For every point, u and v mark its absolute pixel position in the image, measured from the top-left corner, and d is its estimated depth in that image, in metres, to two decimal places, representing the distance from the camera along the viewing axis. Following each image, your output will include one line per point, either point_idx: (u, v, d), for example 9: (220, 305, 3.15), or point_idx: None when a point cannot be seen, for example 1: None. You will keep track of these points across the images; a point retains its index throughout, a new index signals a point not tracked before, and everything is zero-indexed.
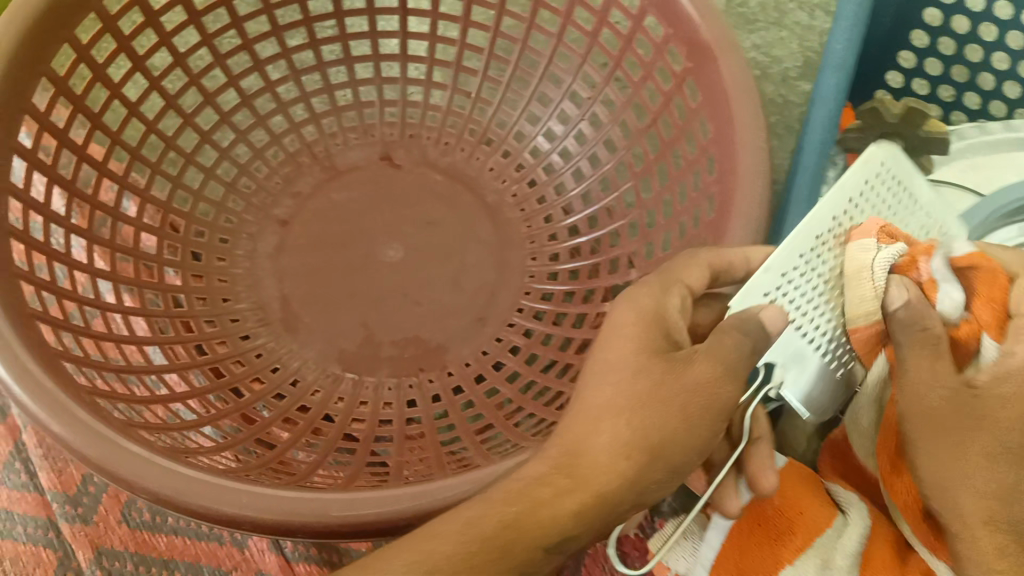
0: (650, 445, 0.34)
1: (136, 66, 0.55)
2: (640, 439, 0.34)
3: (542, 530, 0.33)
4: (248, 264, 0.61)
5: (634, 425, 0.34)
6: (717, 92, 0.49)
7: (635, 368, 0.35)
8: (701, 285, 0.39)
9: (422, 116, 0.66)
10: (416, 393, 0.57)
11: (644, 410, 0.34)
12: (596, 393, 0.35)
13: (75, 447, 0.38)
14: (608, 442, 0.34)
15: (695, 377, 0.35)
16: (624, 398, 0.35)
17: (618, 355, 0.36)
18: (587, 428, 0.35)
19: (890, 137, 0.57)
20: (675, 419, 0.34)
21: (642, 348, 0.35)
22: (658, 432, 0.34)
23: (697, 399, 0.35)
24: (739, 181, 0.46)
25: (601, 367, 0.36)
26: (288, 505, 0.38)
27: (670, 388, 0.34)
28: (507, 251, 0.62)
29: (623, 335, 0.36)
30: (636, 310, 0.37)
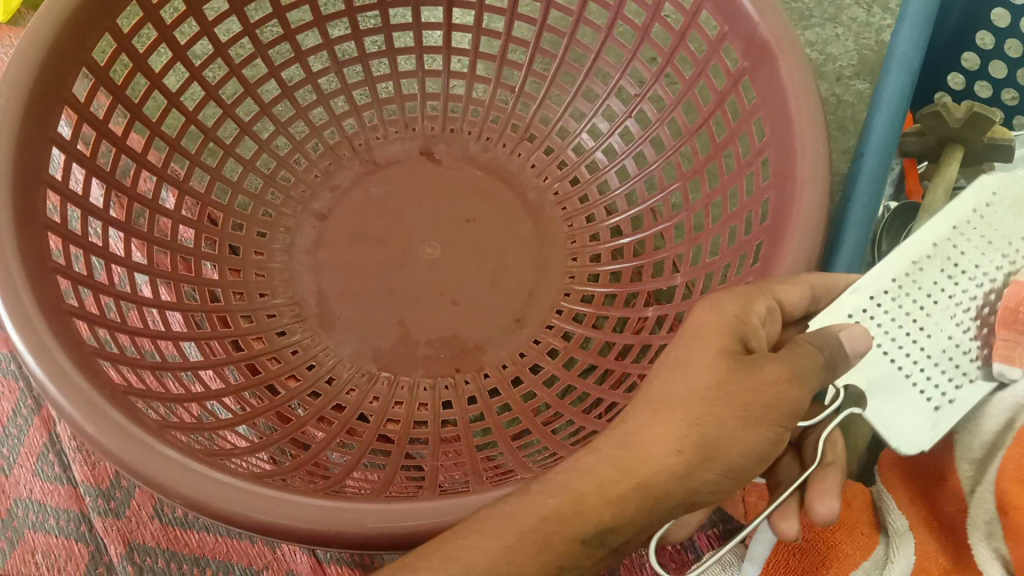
0: (704, 443, 0.32)
1: (177, 56, 0.54)
2: (694, 437, 0.32)
3: (588, 554, 0.32)
4: (286, 258, 0.60)
5: (694, 421, 0.32)
6: (776, 94, 0.46)
7: (709, 368, 0.33)
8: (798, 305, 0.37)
9: (464, 110, 0.65)
10: (452, 394, 0.56)
11: (707, 411, 0.32)
12: (660, 388, 0.34)
13: (110, 450, 0.37)
14: (654, 432, 0.32)
15: (766, 380, 0.32)
16: (689, 398, 0.33)
17: (691, 352, 0.34)
18: (643, 421, 0.33)
19: (951, 143, 0.55)
20: (734, 421, 0.32)
21: (717, 348, 0.33)
22: (717, 430, 0.32)
23: (761, 403, 0.32)
24: (797, 188, 0.43)
25: (672, 362, 0.34)
26: (323, 515, 0.37)
27: (737, 389, 0.32)
28: (547, 252, 0.61)
29: (702, 333, 0.34)
30: (718, 310, 0.35)
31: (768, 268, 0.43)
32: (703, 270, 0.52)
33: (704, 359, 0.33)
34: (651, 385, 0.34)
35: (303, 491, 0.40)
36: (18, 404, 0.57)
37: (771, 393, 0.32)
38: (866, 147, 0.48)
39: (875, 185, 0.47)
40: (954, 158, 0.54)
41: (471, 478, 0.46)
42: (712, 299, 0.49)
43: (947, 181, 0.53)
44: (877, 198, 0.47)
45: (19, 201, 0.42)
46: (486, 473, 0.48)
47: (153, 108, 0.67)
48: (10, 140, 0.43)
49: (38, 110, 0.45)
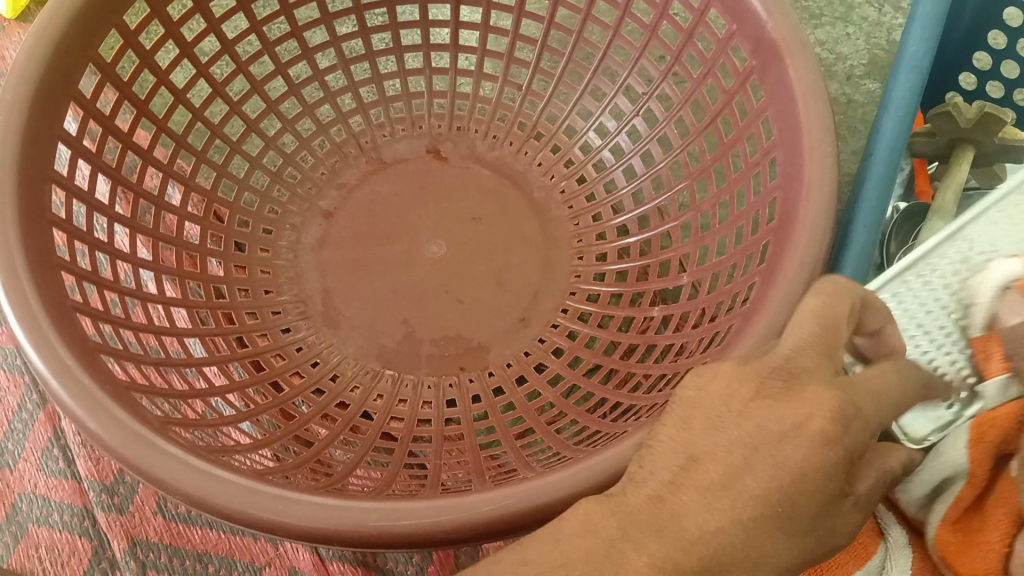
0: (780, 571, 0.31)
1: (184, 53, 0.54)
2: (775, 564, 0.30)
3: None
4: (292, 256, 0.60)
5: (771, 563, 0.30)
6: (784, 95, 0.46)
7: (821, 494, 0.31)
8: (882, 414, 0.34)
9: (471, 109, 0.65)
10: (456, 392, 0.56)
11: (798, 538, 0.31)
12: (756, 499, 0.30)
13: (112, 446, 0.37)
14: (743, 544, 0.29)
15: (850, 519, 0.32)
16: (791, 518, 0.30)
17: (806, 466, 0.30)
18: (735, 532, 0.29)
19: (961, 144, 0.54)
20: (810, 553, 0.31)
21: (836, 479, 0.31)
22: (799, 557, 0.31)
23: (836, 539, 0.32)
24: (804, 189, 0.43)
25: (777, 471, 0.30)
26: (324, 514, 0.37)
27: (827, 524, 0.32)
28: (553, 251, 0.60)
29: (822, 447, 0.30)
30: (841, 421, 0.31)
31: (773, 267, 0.43)
32: (710, 269, 0.51)
33: (817, 484, 0.30)
34: (743, 493, 0.30)
35: (304, 488, 0.40)
36: (23, 399, 0.57)
37: (847, 528, 0.32)
38: (875, 149, 0.47)
39: (883, 184, 0.47)
40: (965, 159, 0.54)
41: (475, 478, 0.46)
42: (718, 298, 0.49)
43: (958, 183, 0.53)
44: (886, 201, 0.47)
45: (24, 195, 0.42)
46: (489, 472, 0.48)
47: (161, 105, 0.67)
48: (16, 134, 0.43)
49: (45, 104, 0.45)
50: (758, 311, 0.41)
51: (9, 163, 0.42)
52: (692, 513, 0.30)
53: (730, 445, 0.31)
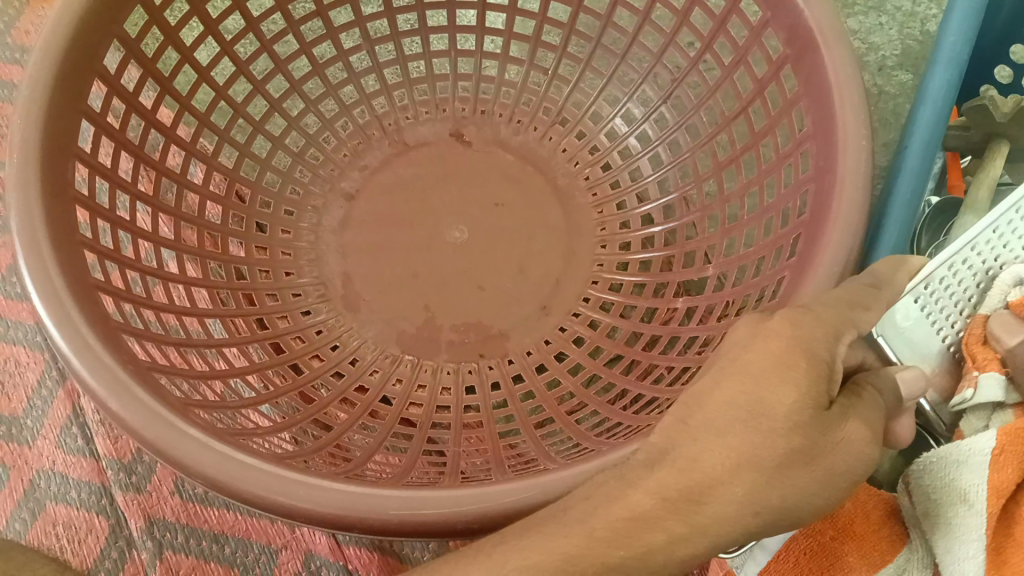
0: (781, 501, 0.30)
1: (208, 31, 0.53)
2: (774, 494, 0.30)
3: None
4: (314, 237, 0.60)
5: (772, 483, 0.30)
6: (818, 86, 0.45)
7: (799, 416, 0.30)
8: (845, 324, 0.33)
9: (496, 92, 0.64)
10: (475, 379, 0.55)
11: (791, 467, 0.30)
12: (733, 427, 0.30)
13: (135, 427, 0.37)
14: (727, 476, 0.30)
15: (857, 439, 0.31)
16: (773, 446, 0.30)
17: (770, 385, 0.31)
18: (718, 461, 0.30)
19: (998, 139, 0.53)
20: (818, 477, 0.30)
21: (810, 395, 0.30)
22: (800, 485, 0.30)
23: (846, 464, 0.31)
24: (837, 182, 0.42)
25: (749, 396, 0.31)
26: (345, 500, 0.36)
27: (826, 444, 0.31)
28: (576, 239, 0.60)
29: (783, 367, 0.31)
30: (804, 341, 0.31)
31: (806, 260, 0.42)
32: (737, 262, 0.50)
33: (788, 404, 0.30)
34: (723, 421, 0.31)
35: (324, 473, 0.39)
36: (43, 374, 0.57)
37: (857, 451, 0.31)
38: (909, 143, 0.46)
39: (917, 178, 0.46)
40: (1000, 154, 0.53)
41: (494, 467, 0.46)
42: (745, 292, 0.48)
43: (992, 178, 0.52)
44: (920, 195, 0.46)
45: (47, 171, 0.42)
46: (509, 461, 0.48)
47: (185, 82, 0.67)
48: (43, 108, 0.42)
49: (70, 79, 0.44)
50: (790, 304, 0.40)
51: (32, 139, 0.42)
52: (684, 445, 0.31)
53: (723, 378, 0.32)
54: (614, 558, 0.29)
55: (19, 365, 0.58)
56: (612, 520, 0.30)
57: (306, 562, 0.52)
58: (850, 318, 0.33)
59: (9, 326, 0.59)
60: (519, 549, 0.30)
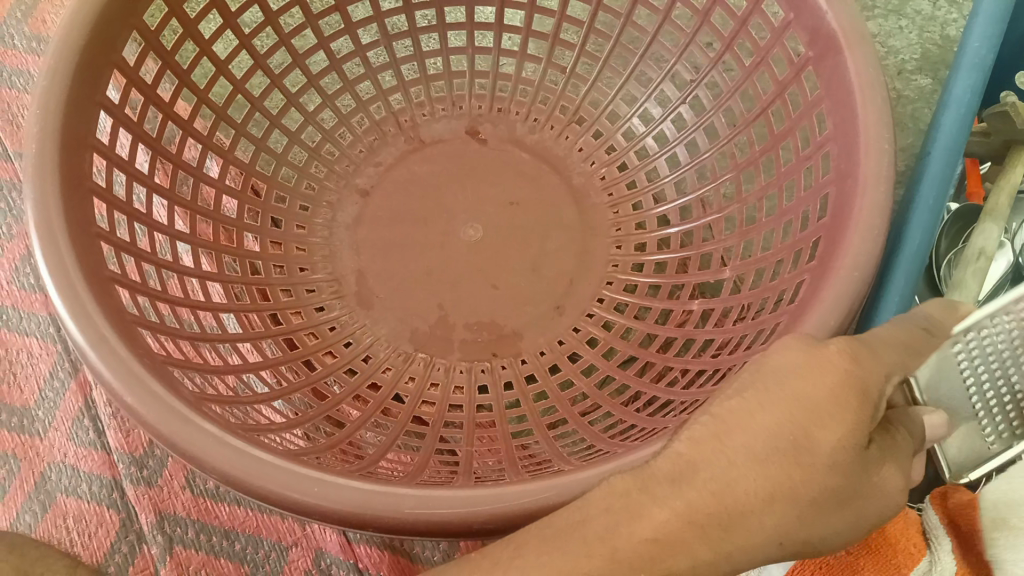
0: (806, 535, 0.31)
1: (226, 24, 0.53)
2: (803, 528, 0.31)
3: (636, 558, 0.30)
4: (327, 233, 0.59)
5: (804, 519, 0.31)
6: (842, 90, 0.44)
7: (841, 455, 0.31)
8: (887, 362, 0.33)
9: (513, 90, 0.64)
10: (488, 378, 0.55)
11: (825, 507, 0.31)
12: (771, 456, 0.31)
13: (150, 422, 0.37)
14: (760, 504, 0.30)
15: (886, 484, 0.32)
16: (811, 484, 0.30)
17: (819, 421, 0.31)
18: (754, 488, 0.30)
19: (1016, 146, 0.53)
20: (847, 514, 0.32)
21: (857, 435, 0.31)
22: (829, 523, 0.31)
23: (876, 504, 0.32)
24: (859, 187, 0.41)
25: (794, 427, 0.31)
26: (362, 498, 0.36)
27: (861, 489, 0.32)
28: (591, 239, 0.59)
29: (836, 403, 0.31)
30: (859, 379, 0.31)
31: (827, 264, 0.41)
32: (754, 264, 0.50)
33: (834, 443, 0.30)
34: (762, 449, 0.31)
35: (340, 471, 0.39)
36: (54, 367, 0.57)
37: (884, 499, 0.32)
38: (933, 148, 0.46)
39: (939, 185, 0.46)
40: (1021, 161, 0.52)
41: (508, 468, 0.46)
42: (763, 295, 0.48)
43: (1012, 185, 0.52)
44: (943, 202, 0.45)
45: (64, 163, 0.42)
46: (522, 462, 0.47)
47: (202, 76, 0.67)
48: (62, 100, 0.42)
49: (89, 71, 0.44)
50: (810, 310, 0.40)
51: (49, 129, 0.42)
52: (716, 462, 0.31)
53: (764, 401, 0.32)
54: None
55: (31, 357, 0.57)
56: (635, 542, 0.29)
57: (316, 559, 0.52)
58: (895, 360, 0.34)
59: (22, 317, 0.59)
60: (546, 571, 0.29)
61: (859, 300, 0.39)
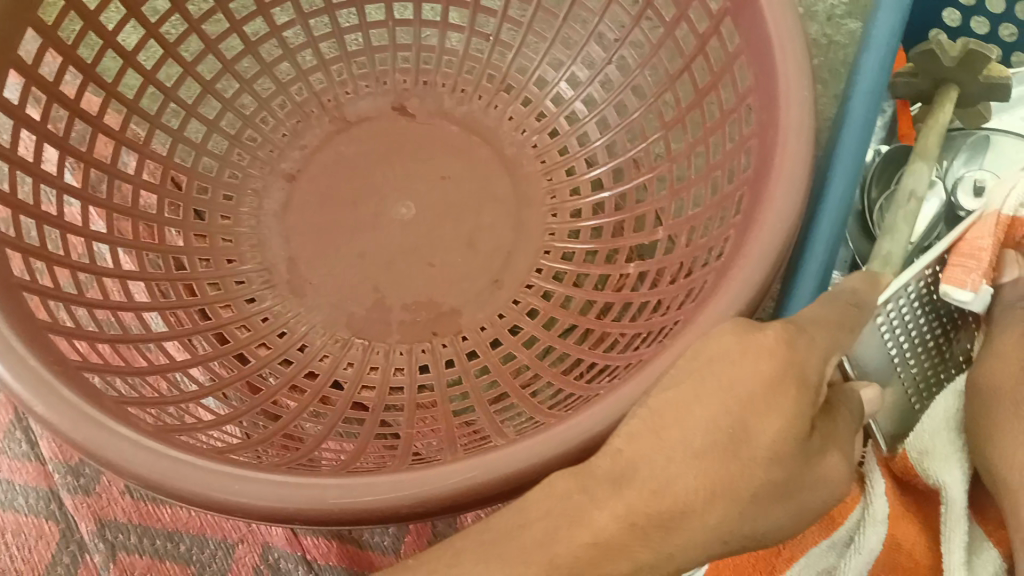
0: (750, 531, 0.30)
1: (129, 13, 0.51)
2: (746, 524, 0.30)
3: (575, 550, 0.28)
4: (255, 223, 0.58)
5: (744, 514, 0.30)
6: (759, 39, 0.43)
7: (782, 446, 0.30)
8: (827, 344, 0.33)
9: (437, 62, 0.62)
10: (429, 358, 0.54)
11: (766, 500, 0.30)
12: (711, 451, 0.29)
13: (64, 430, 0.36)
14: (699, 503, 0.29)
15: (831, 474, 0.32)
16: (751, 476, 0.29)
17: (756, 411, 0.30)
18: (693, 486, 0.29)
19: (945, 84, 0.52)
20: (791, 506, 0.31)
21: (798, 426, 0.30)
22: (772, 518, 0.30)
23: (820, 498, 0.32)
24: (780, 138, 0.40)
25: (733, 420, 0.30)
26: (287, 491, 0.35)
27: (804, 482, 0.31)
28: (526, 209, 0.58)
29: (776, 393, 0.30)
30: (795, 365, 0.31)
31: (750, 217, 0.40)
32: (686, 223, 0.49)
33: (773, 435, 0.30)
34: (701, 444, 0.30)
35: (268, 466, 0.38)
36: None
37: (827, 485, 0.32)
38: (854, 92, 0.45)
39: (862, 130, 0.44)
40: (948, 99, 0.51)
41: (446, 447, 0.45)
42: (694, 254, 0.47)
43: (940, 125, 0.51)
44: (866, 146, 0.44)
45: None
46: (462, 440, 0.46)
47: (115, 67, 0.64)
48: None
49: None
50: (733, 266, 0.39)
51: None
52: (654, 461, 0.30)
53: (704, 395, 0.31)
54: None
55: None
56: (575, 547, 0.28)
57: (263, 555, 0.51)
58: (835, 338, 0.34)
59: None
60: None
61: (783, 253, 0.39)
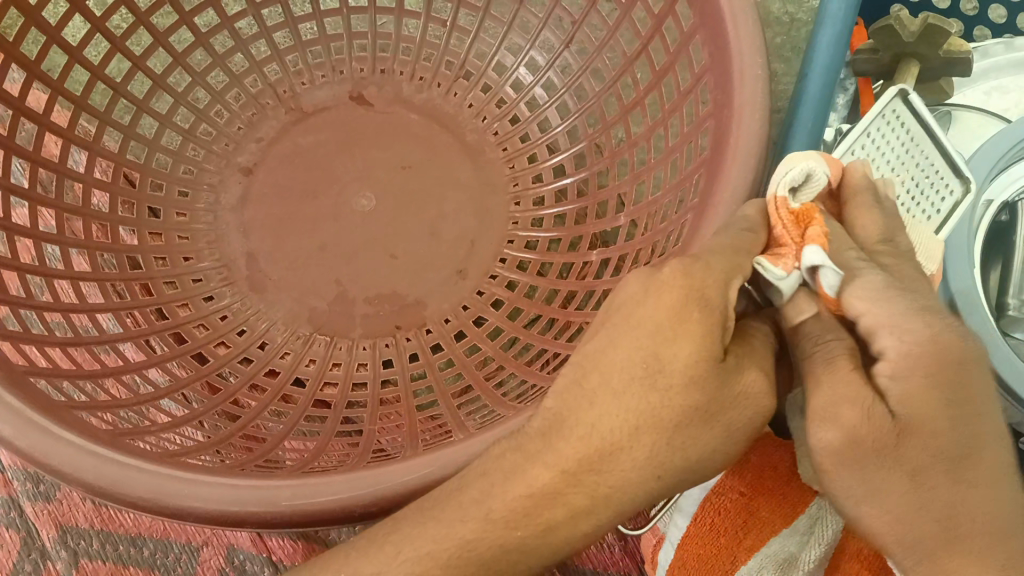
0: (683, 459, 0.29)
1: (74, 8, 0.49)
2: (676, 453, 0.29)
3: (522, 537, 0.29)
4: (212, 219, 0.57)
5: (675, 445, 0.29)
6: (712, 16, 0.42)
7: (695, 372, 0.28)
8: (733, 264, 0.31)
9: (394, 49, 0.61)
10: (393, 352, 0.54)
11: (689, 427, 0.29)
12: (627, 388, 0.29)
13: (7, 439, 0.35)
14: (625, 442, 0.29)
15: (755, 391, 0.30)
16: (670, 405, 0.29)
17: (668, 343, 0.29)
18: (615, 424, 0.29)
19: (906, 58, 0.52)
20: (721, 428, 0.29)
21: (704, 348, 0.28)
22: (700, 443, 0.29)
23: (748, 415, 0.30)
24: (734, 117, 0.40)
25: (644, 356, 0.29)
26: (240, 495, 0.35)
27: (725, 402, 0.29)
28: (488, 197, 0.58)
29: (679, 321, 0.29)
30: (695, 288, 0.29)
31: (706, 198, 0.40)
32: (645, 209, 0.48)
33: (682, 363, 0.28)
34: (618, 382, 0.29)
35: (221, 469, 0.37)
36: None
37: (755, 401, 0.30)
38: (810, 70, 0.45)
39: (818, 107, 0.44)
40: (909, 75, 0.51)
41: (407, 442, 0.44)
42: (654, 239, 0.46)
43: None
44: (822, 124, 0.44)
45: None
46: (426, 434, 0.46)
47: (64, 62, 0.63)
48: None
49: None
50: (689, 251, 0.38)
51: None
52: (581, 411, 0.30)
53: (617, 336, 0.30)
54: (513, 539, 0.30)
55: None
56: (510, 501, 0.29)
57: (228, 556, 0.51)
58: (736, 261, 0.31)
59: None
60: (424, 552, 0.30)
61: None
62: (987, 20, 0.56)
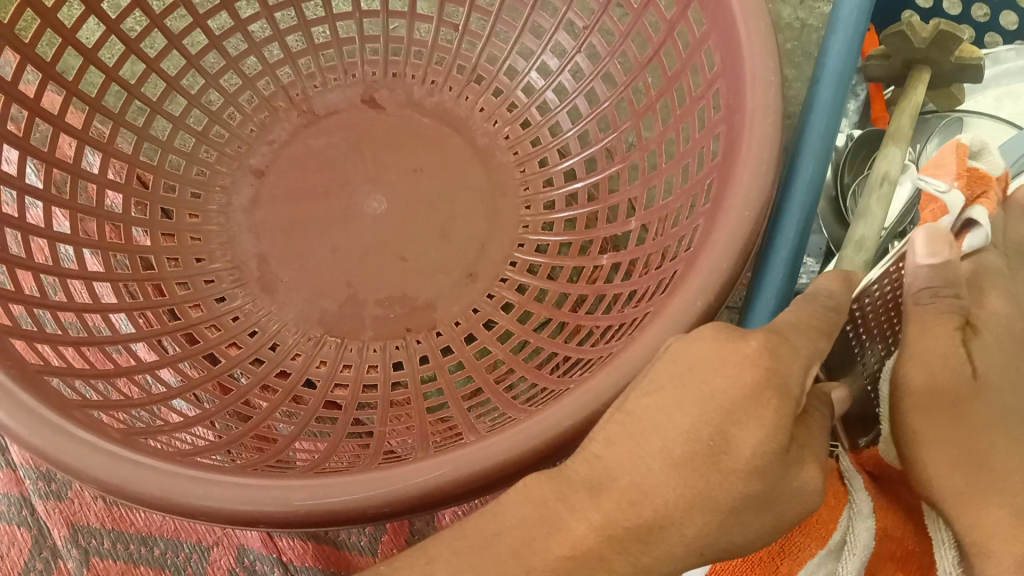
0: (727, 544, 0.28)
1: (90, 9, 0.50)
2: (724, 538, 0.28)
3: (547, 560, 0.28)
4: (224, 220, 0.58)
5: (722, 526, 0.28)
6: (724, 22, 0.43)
7: (762, 462, 0.28)
8: (809, 350, 0.31)
9: (406, 52, 0.61)
10: (403, 354, 0.54)
11: (744, 515, 0.28)
12: (690, 462, 0.28)
13: (20, 435, 0.35)
14: (679, 515, 0.27)
15: (809, 486, 0.30)
16: (731, 491, 0.28)
17: (738, 421, 0.28)
18: (671, 497, 0.27)
19: (917, 65, 0.52)
20: (768, 519, 0.29)
21: (778, 440, 0.28)
22: (747, 530, 0.29)
23: (794, 509, 0.30)
24: (747, 122, 0.40)
25: (713, 431, 0.28)
26: (252, 493, 0.35)
27: (780, 497, 0.29)
28: (499, 200, 0.58)
29: (756, 406, 0.28)
30: (778, 375, 0.29)
31: (718, 202, 0.40)
32: (657, 213, 0.48)
33: (754, 449, 0.28)
34: (680, 453, 0.28)
35: (233, 468, 0.37)
36: None
37: (806, 497, 0.30)
38: (821, 77, 0.45)
39: (830, 112, 0.44)
40: (921, 81, 0.51)
41: (418, 444, 0.44)
42: (665, 243, 0.46)
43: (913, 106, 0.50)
44: (834, 131, 0.44)
45: None
46: (437, 436, 0.46)
47: None
48: None
49: None
50: (700, 254, 0.38)
51: None
52: (632, 468, 0.28)
53: (679, 397, 0.29)
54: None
55: None
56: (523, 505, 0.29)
57: (239, 557, 0.51)
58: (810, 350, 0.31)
59: None
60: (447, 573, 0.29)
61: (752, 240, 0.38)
62: (998, 27, 0.56)
